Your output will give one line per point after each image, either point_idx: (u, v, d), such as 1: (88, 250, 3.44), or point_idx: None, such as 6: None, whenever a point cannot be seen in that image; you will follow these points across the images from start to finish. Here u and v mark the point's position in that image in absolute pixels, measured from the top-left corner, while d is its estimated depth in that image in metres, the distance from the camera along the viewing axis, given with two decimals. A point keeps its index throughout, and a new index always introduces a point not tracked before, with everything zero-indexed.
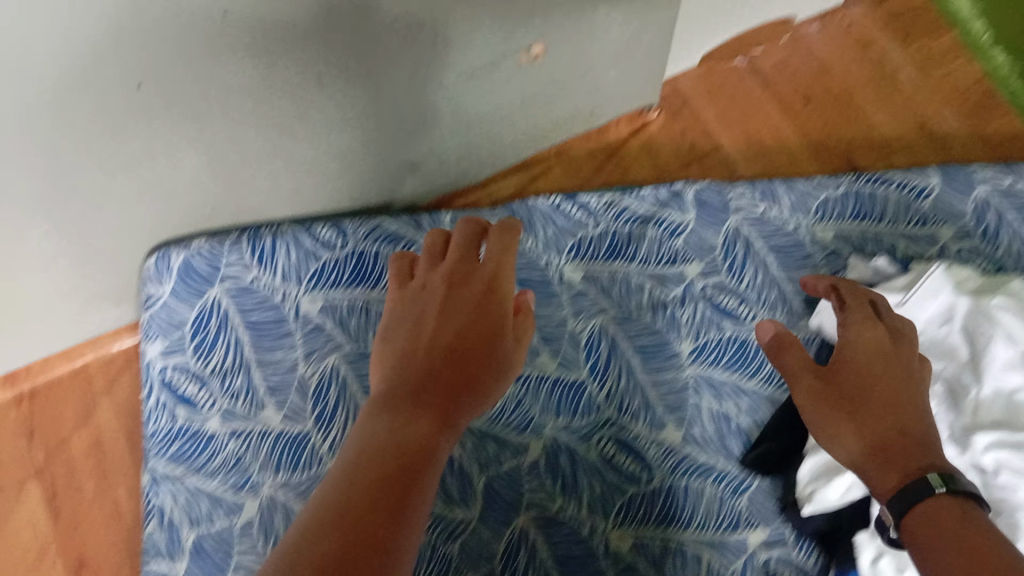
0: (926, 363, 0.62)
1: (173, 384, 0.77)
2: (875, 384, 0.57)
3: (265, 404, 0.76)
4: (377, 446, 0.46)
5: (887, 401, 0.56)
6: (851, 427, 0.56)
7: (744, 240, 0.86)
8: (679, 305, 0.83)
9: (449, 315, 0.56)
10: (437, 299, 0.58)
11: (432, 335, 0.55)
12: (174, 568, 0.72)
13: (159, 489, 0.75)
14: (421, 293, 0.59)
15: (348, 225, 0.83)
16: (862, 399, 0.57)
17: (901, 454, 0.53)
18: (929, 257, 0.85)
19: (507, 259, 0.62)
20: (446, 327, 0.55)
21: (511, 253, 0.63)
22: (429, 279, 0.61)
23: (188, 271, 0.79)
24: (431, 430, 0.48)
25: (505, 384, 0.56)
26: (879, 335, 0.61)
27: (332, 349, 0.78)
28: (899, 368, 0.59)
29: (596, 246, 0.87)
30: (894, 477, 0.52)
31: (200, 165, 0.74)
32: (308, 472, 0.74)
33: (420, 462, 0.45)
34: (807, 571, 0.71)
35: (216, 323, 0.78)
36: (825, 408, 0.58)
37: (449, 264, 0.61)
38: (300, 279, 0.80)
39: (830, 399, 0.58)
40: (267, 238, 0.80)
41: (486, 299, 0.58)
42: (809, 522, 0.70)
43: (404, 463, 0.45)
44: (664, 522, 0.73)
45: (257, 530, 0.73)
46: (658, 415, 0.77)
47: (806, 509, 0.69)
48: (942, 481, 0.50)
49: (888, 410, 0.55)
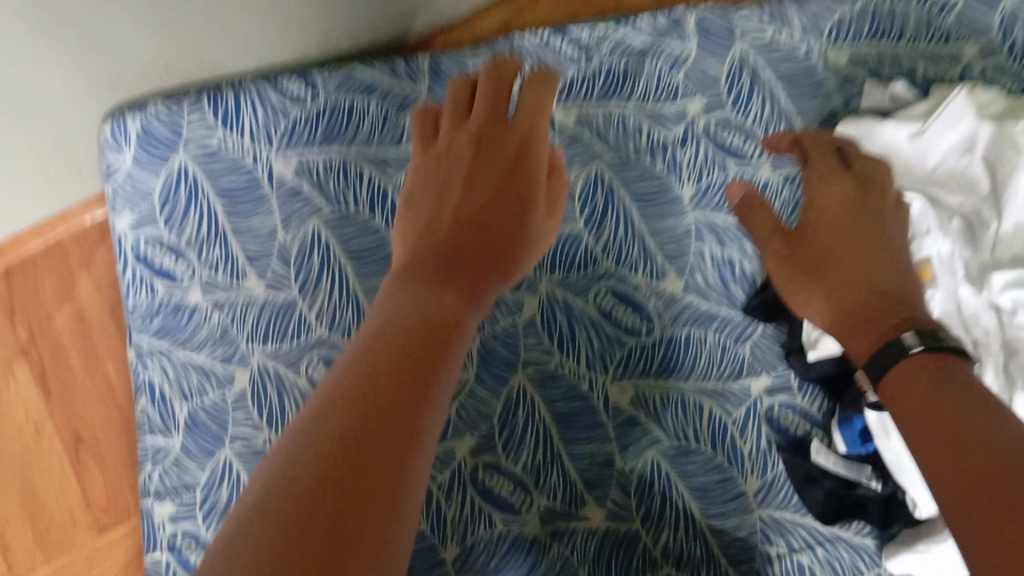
0: (901, 207, 0.59)
1: (148, 257, 0.74)
2: (841, 243, 0.55)
3: (247, 273, 0.74)
4: (404, 309, 0.42)
5: (855, 259, 0.54)
6: (820, 294, 0.54)
7: (750, 71, 0.79)
8: (680, 146, 0.77)
9: (477, 182, 0.53)
10: (464, 161, 0.55)
11: (457, 202, 0.52)
12: (170, 441, 0.72)
13: (146, 364, 0.73)
14: (445, 158, 0.56)
15: (318, 74, 0.77)
16: (829, 262, 0.55)
17: (874, 313, 0.51)
18: (950, 79, 0.78)
19: (540, 121, 0.58)
20: (473, 194, 0.52)
21: (546, 112, 0.60)
22: (455, 140, 0.57)
23: (150, 138, 0.74)
24: (460, 298, 0.45)
25: (531, 255, 0.55)
26: (842, 188, 0.58)
27: (312, 213, 0.74)
28: (871, 218, 0.56)
29: (590, 84, 0.79)
30: (866, 339, 0.50)
31: (144, 23, 0.66)
32: (298, 339, 0.73)
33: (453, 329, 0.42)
34: (810, 415, 0.71)
35: (186, 191, 0.74)
36: (791, 270, 0.57)
37: (475, 122, 0.58)
38: (271, 139, 0.75)
39: (795, 264, 0.57)
40: (230, 95, 0.74)
41: (517, 165, 0.55)
42: (814, 370, 0.69)
43: (435, 329, 0.41)
44: (664, 374, 0.71)
45: (251, 400, 0.72)
46: (658, 265, 0.74)
47: (811, 355, 0.67)
48: (919, 341, 0.46)
49: (857, 273, 0.53)
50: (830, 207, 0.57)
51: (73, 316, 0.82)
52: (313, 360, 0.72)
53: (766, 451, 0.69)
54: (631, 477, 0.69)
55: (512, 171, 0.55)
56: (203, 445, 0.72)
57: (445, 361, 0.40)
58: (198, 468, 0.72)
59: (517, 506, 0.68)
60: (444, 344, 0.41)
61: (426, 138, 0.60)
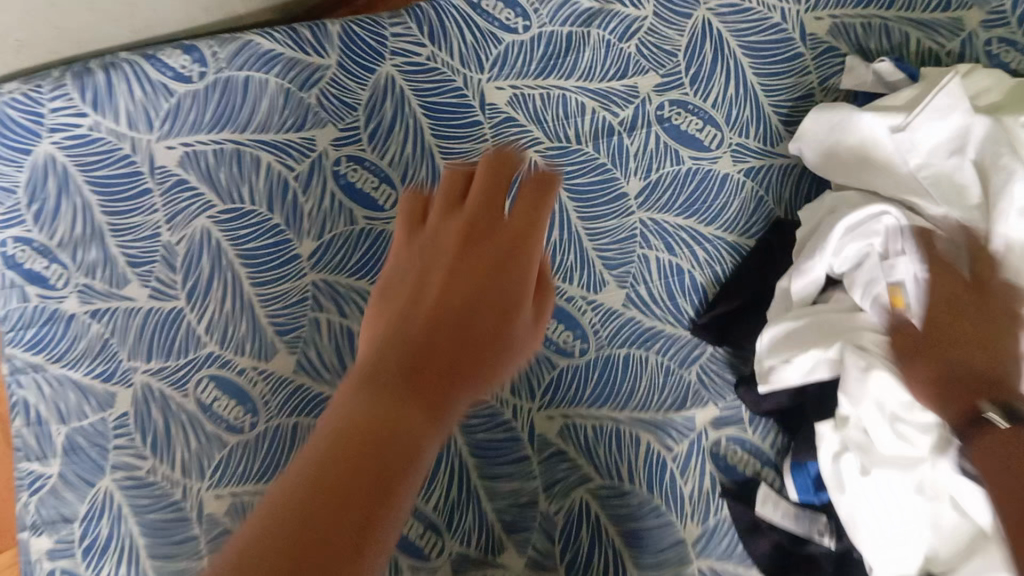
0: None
1: (17, 261, 0.64)
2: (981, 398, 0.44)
3: (127, 279, 0.64)
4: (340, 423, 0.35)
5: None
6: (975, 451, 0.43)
7: (715, 40, 0.68)
8: (628, 132, 0.67)
9: (461, 264, 0.43)
10: (450, 241, 0.44)
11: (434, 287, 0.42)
12: (48, 466, 0.64)
13: (20, 380, 0.65)
14: (428, 243, 0.45)
15: (205, 46, 0.66)
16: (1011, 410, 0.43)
17: None
18: (949, 54, 0.66)
19: (539, 213, 0.45)
20: (446, 278, 0.42)
21: (548, 197, 0.46)
22: (443, 227, 0.45)
23: (7, 125, 0.63)
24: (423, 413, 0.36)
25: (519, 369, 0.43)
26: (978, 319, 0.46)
27: (200, 209, 0.65)
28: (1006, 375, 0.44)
29: (527, 56, 0.69)
30: None
31: None
32: (186, 356, 0.64)
33: (396, 459, 0.33)
34: (761, 452, 0.62)
35: (55, 185, 0.64)
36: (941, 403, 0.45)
37: (467, 208, 0.46)
38: (151, 124, 0.65)
39: (946, 392, 0.45)
40: (99, 73, 0.64)
41: (509, 256, 0.43)
42: (766, 402, 0.60)
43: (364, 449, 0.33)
44: (599, 401, 0.62)
45: (134, 424, 0.64)
46: (597, 273, 0.64)
47: (761, 389, 0.59)
48: None
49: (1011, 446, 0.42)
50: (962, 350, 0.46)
51: None
52: (202, 381, 0.63)
53: (709, 493, 0.61)
54: (556, 521, 0.60)
55: (503, 256, 0.43)
56: (83, 473, 0.64)
57: (382, 529, 0.32)
58: (77, 499, 0.64)
59: (425, 550, 0.59)
60: (395, 477, 0.33)
61: (409, 222, 0.47)
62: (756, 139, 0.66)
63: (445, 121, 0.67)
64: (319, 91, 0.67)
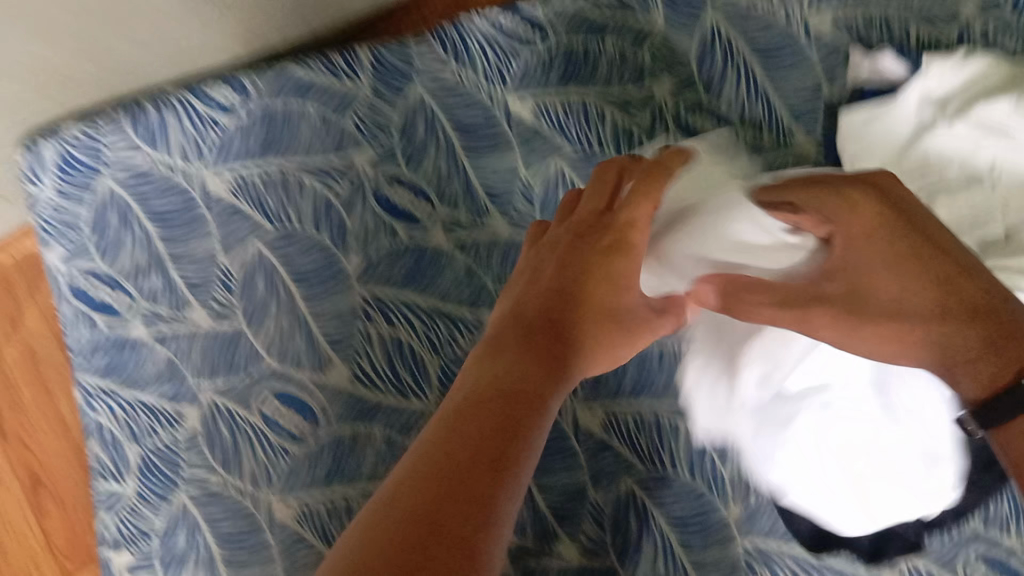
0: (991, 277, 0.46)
1: (86, 291, 0.69)
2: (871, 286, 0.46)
3: (188, 302, 0.69)
4: (463, 389, 0.43)
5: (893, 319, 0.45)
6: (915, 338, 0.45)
7: (724, 40, 0.71)
8: (648, 136, 0.70)
9: (549, 263, 0.49)
10: (563, 247, 0.50)
11: (523, 301, 0.48)
12: (124, 485, 0.69)
13: (93, 405, 0.69)
14: (541, 252, 0.51)
15: (246, 78, 0.70)
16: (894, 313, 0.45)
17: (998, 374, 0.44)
18: (948, 43, 0.69)
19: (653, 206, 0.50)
20: (535, 291, 0.48)
21: (675, 167, 0.54)
22: (558, 232, 0.51)
23: (69, 166, 0.69)
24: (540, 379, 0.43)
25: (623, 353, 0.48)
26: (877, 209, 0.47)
27: (253, 233, 0.69)
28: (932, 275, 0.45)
29: (548, 70, 0.72)
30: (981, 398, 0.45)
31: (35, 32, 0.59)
32: (247, 373, 0.68)
33: (507, 407, 0.41)
34: None
35: (117, 218, 0.69)
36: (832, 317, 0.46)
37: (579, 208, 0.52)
38: (202, 154, 0.69)
39: (845, 321, 0.46)
40: (152, 111, 0.69)
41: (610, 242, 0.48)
42: None
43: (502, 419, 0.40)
44: (638, 393, 0.65)
45: (203, 440, 0.68)
46: None
47: None
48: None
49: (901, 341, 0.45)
50: (877, 275, 0.46)
51: (21, 352, 0.78)
52: (262, 395, 0.68)
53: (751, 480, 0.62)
54: (605, 509, 0.63)
55: (567, 290, 0.47)
56: (157, 488, 0.68)
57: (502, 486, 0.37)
58: (153, 513, 0.68)
59: None
60: (527, 412, 0.41)
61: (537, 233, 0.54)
62: (770, 136, 0.70)
63: (474, 136, 0.71)
64: (354, 116, 0.71)
